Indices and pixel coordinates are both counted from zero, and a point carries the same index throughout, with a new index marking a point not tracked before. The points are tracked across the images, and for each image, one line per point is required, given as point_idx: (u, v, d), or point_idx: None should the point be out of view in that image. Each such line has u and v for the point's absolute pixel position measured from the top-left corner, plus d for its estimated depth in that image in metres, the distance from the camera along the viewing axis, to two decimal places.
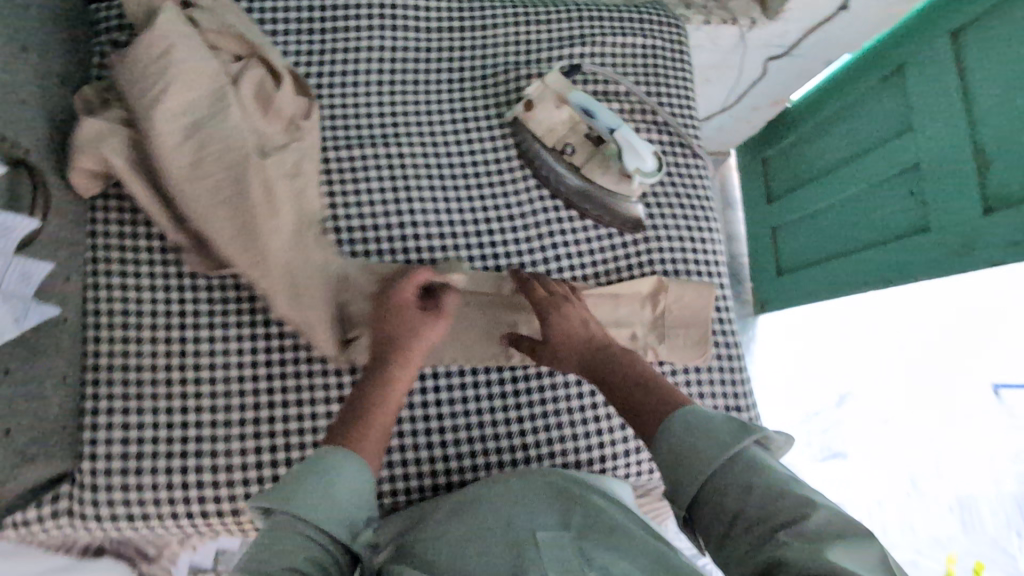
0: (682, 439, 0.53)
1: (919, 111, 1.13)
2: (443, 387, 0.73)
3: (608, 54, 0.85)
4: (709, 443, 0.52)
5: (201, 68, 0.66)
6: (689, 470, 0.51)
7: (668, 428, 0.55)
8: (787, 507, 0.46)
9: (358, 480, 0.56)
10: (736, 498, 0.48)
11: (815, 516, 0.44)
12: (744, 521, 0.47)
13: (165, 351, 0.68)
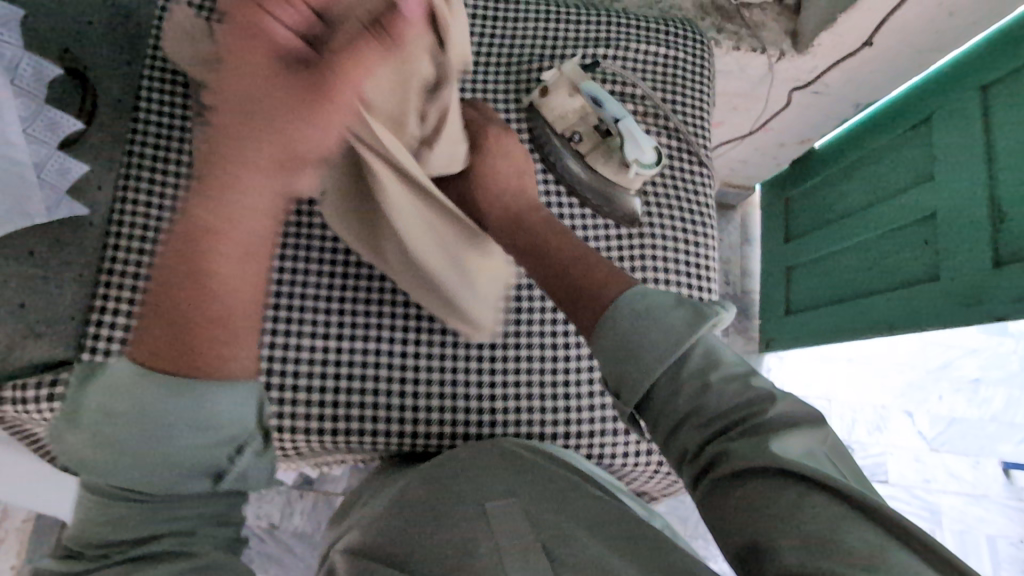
0: (628, 331, 0.51)
1: (942, 162, 1.14)
2: (423, 341, 0.77)
3: (629, 58, 0.89)
4: (657, 342, 0.49)
5: None
6: (633, 374, 0.49)
7: (606, 330, 0.52)
8: (741, 405, 0.47)
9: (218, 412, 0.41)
10: (687, 391, 0.48)
11: (768, 410, 0.46)
12: (698, 416, 0.47)
13: None
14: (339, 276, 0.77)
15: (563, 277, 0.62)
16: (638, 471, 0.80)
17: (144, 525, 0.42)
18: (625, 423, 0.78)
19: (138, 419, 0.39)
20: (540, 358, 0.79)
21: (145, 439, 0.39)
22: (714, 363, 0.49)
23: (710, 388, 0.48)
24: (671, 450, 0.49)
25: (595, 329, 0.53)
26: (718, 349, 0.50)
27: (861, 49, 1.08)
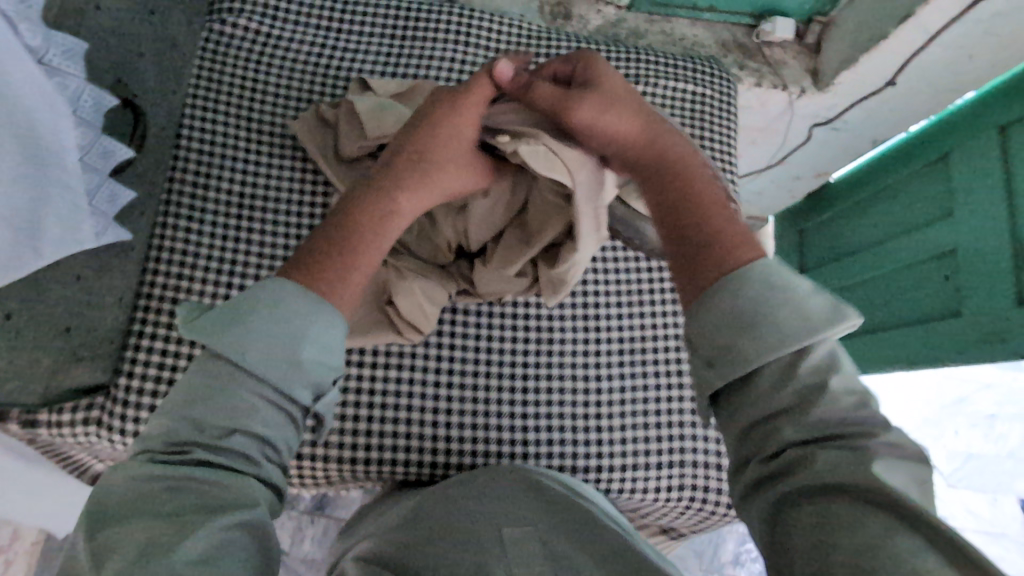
0: (740, 308, 0.48)
1: (962, 198, 1.15)
2: (456, 372, 0.77)
3: (658, 95, 0.91)
4: (775, 323, 0.47)
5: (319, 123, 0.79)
6: (736, 352, 0.47)
7: (716, 289, 0.49)
8: (848, 429, 0.44)
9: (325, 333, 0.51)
10: (783, 398, 0.45)
11: (874, 439, 0.43)
12: (789, 430, 0.44)
13: (212, 291, 0.74)
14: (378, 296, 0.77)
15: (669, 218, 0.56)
16: (669, 507, 0.79)
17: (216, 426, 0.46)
18: (656, 457, 0.78)
19: (263, 321, 0.50)
20: (573, 390, 0.79)
21: (251, 334, 0.49)
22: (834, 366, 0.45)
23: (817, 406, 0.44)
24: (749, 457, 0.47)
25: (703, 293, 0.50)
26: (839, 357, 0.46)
27: (880, 89, 1.10)
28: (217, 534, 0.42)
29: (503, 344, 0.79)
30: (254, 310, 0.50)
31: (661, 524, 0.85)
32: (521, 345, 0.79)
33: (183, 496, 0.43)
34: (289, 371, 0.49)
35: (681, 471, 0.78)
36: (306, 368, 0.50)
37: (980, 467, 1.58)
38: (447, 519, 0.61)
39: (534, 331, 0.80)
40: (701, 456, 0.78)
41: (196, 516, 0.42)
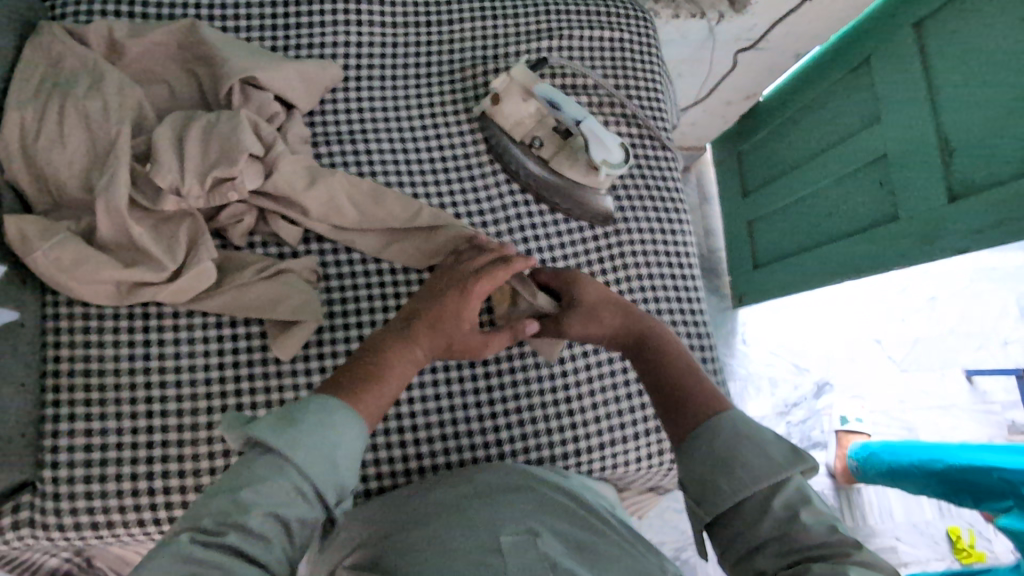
0: (731, 447, 0.52)
1: (888, 103, 1.14)
2: (416, 386, 0.74)
3: (576, 47, 0.85)
4: (759, 456, 0.51)
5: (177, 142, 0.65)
6: (720, 482, 0.51)
7: (704, 433, 0.54)
8: (825, 542, 0.47)
9: (351, 436, 0.52)
10: (769, 521, 0.49)
11: (850, 554, 0.45)
12: (774, 552, 0.48)
13: (128, 354, 0.66)
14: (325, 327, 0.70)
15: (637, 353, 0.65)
16: (653, 470, 0.79)
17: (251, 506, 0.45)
18: (632, 428, 0.78)
19: (301, 430, 0.50)
20: (538, 379, 0.77)
21: (301, 445, 0.49)
22: (809, 501, 0.49)
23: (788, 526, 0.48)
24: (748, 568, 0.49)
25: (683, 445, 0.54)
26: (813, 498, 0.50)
27: (799, 3, 1.07)
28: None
29: None
30: (301, 422, 0.50)
31: (648, 486, 0.86)
32: None
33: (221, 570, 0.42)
34: (325, 479, 0.50)
35: (658, 434, 0.78)
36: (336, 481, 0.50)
37: (925, 349, 1.67)
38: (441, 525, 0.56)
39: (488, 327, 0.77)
40: None
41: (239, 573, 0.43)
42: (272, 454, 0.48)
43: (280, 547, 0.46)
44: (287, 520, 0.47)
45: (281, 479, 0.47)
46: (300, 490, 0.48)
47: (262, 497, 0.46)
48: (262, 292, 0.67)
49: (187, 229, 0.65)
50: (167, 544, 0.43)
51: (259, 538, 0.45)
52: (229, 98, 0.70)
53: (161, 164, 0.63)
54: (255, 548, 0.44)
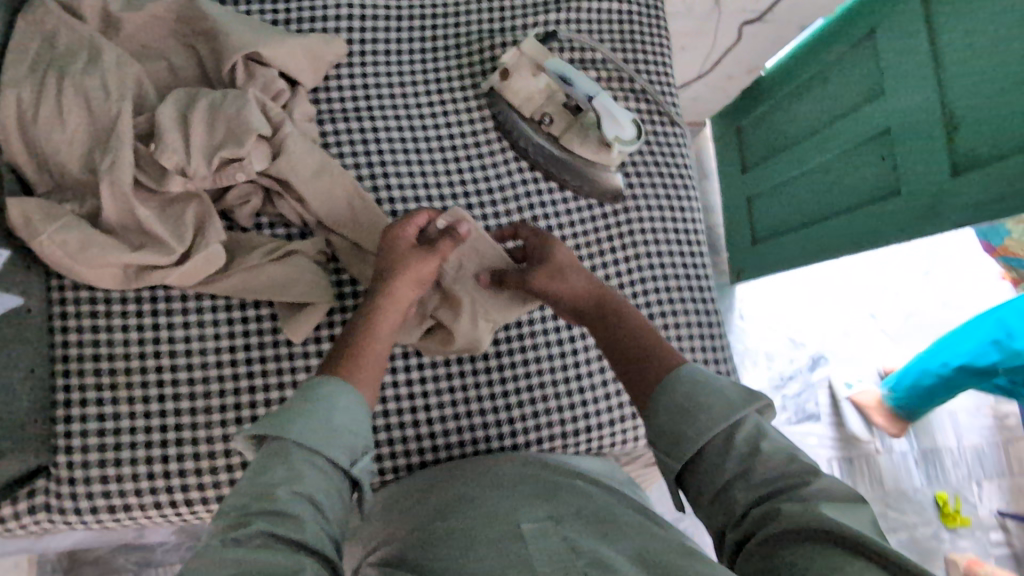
0: (693, 393, 0.55)
1: (892, 76, 1.13)
2: (428, 367, 0.75)
3: (585, 19, 0.83)
4: (723, 404, 0.54)
5: (179, 121, 0.63)
6: (689, 432, 0.53)
7: (664, 388, 0.56)
8: (788, 476, 0.50)
9: (348, 398, 0.55)
10: (740, 468, 0.52)
11: (810, 484, 0.49)
12: (749, 499, 0.50)
13: (137, 338, 0.65)
14: (336, 310, 0.70)
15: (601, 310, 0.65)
16: None
17: (276, 486, 0.48)
18: None
19: (299, 412, 0.53)
20: (549, 358, 0.78)
21: (297, 426, 0.52)
22: (764, 433, 0.52)
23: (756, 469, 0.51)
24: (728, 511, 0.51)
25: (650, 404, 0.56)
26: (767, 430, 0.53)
27: None
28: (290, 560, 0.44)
29: None
30: (293, 405, 0.53)
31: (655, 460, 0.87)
32: None
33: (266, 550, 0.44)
34: (337, 447, 0.52)
35: None
36: (343, 444, 0.53)
37: (920, 323, 1.68)
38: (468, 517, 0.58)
39: None
40: None
41: (285, 550, 0.44)
42: (276, 442, 0.51)
43: (314, 521, 0.48)
44: (310, 495, 0.49)
45: (289, 459, 0.50)
46: (315, 465, 0.51)
47: (279, 477, 0.49)
48: (271, 276, 0.66)
49: (195, 212, 0.64)
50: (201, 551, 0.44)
51: (287, 515, 0.47)
52: (232, 75, 0.68)
53: (166, 144, 0.61)
54: (284, 525, 0.46)
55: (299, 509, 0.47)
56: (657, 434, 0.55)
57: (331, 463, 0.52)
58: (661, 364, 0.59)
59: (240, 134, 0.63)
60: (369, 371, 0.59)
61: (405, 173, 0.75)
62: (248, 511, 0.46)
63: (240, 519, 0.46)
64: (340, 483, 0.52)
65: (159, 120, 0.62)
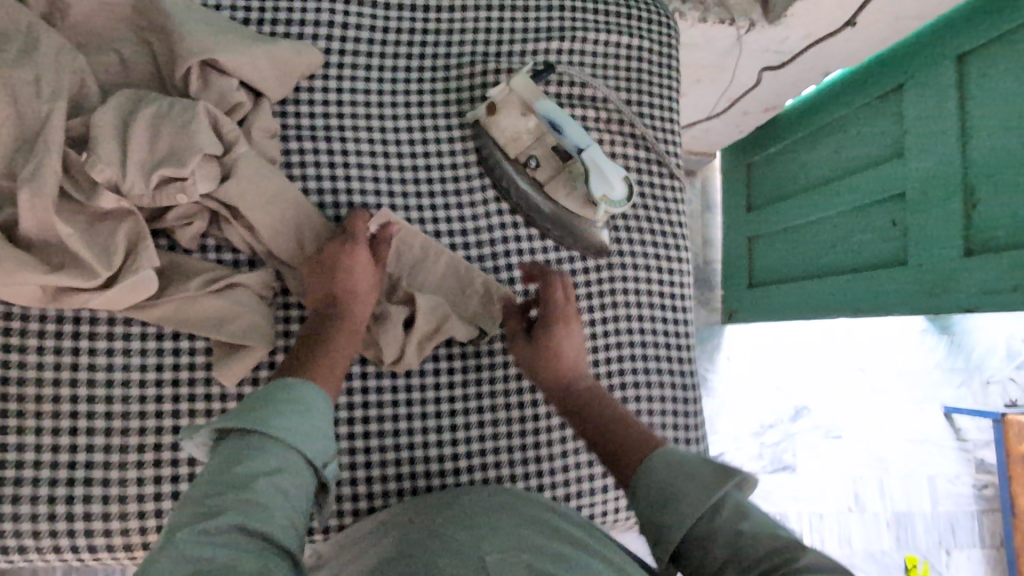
0: (668, 481, 0.53)
1: (914, 136, 1.04)
2: (374, 418, 0.67)
3: (588, 52, 0.77)
4: (697, 484, 0.51)
5: (117, 128, 0.56)
6: (671, 517, 0.51)
7: (649, 465, 0.55)
8: (775, 546, 0.46)
9: (319, 396, 0.54)
10: (726, 540, 0.48)
11: (802, 556, 0.44)
12: (733, 569, 0.47)
13: (53, 363, 0.59)
14: (279, 348, 0.64)
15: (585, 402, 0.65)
16: (618, 524, 0.74)
17: (252, 478, 0.46)
18: (604, 480, 0.71)
19: (273, 405, 0.51)
20: (507, 421, 0.70)
21: (276, 417, 0.50)
22: (743, 512, 0.49)
23: (738, 542, 0.48)
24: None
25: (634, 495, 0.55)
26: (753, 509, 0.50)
27: (836, 22, 0.98)
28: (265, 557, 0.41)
29: (425, 380, 0.68)
30: (271, 397, 0.51)
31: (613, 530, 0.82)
32: (445, 377, 0.69)
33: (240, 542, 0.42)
34: (311, 442, 0.51)
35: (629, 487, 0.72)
36: (318, 440, 0.52)
37: (909, 383, 1.62)
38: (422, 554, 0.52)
39: (459, 359, 0.70)
40: None
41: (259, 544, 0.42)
42: (248, 433, 0.49)
43: (282, 514, 0.46)
44: (284, 488, 0.47)
45: (268, 449, 0.48)
46: (290, 460, 0.49)
47: (257, 466, 0.47)
48: (208, 308, 0.60)
49: (127, 230, 0.57)
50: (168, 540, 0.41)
51: (258, 505, 0.45)
52: (188, 81, 0.62)
53: (99, 154, 0.55)
54: (257, 516, 0.44)
55: (272, 502, 0.45)
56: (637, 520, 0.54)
57: (306, 461, 0.51)
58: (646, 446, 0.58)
59: (184, 153, 0.57)
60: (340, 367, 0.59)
61: (373, 204, 0.69)
62: (218, 500, 0.44)
63: (213, 510, 0.43)
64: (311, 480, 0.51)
65: (94, 125, 0.55)
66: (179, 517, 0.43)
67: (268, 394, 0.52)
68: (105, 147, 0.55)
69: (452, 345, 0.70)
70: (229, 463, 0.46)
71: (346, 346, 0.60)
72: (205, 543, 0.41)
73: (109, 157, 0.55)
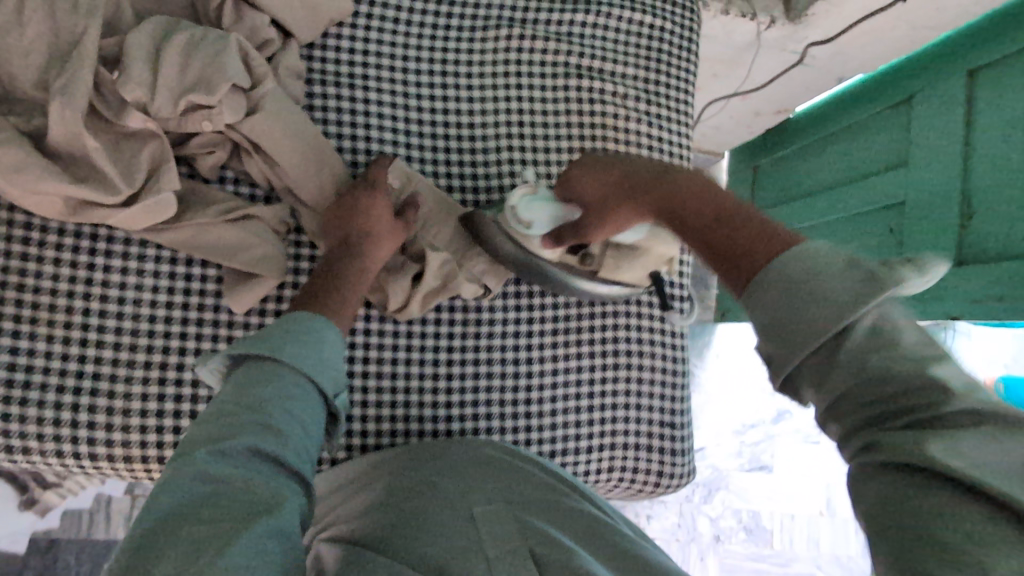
0: (796, 289, 0.42)
1: (917, 147, 1.05)
2: (373, 361, 0.69)
3: (611, 28, 0.79)
4: (833, 299, 0.40)
5: (149, 49, 0.57)
6: (798, 337, 0.41)
7: (759, 282, 0.44)
8: (920, 389, 0.37)
9: (331, 333, 0.54)
10: (852, 372, 0.39)
11: (947, 404, 0.36)
12: (852, 402, 0.39)
13: (69, 275, 0.60)
14: (288, 284, 0.66)
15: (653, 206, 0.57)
16: (598, 486, 0.76)
17: (264, 404, 0.46)
18: (589, 440, 0.74)
19: (287, 336, 0.51)
20: (501, 376, 0.72)
21: (290, 350, 0.50)
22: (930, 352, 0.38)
23: (892, 358, 0.38)
24: (831, 427, 0.41)
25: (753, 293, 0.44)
26: (896, 317, 0.40)
27: (854, 26, 1.00)
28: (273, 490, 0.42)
29: (426, 329, 0.70)
30: (286, 329, 0.52)
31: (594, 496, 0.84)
32: (445, 328, 0.71)
33: (251, 472, 0.42)
34: (324, 374, 0.51)
35: (612, 450, 0.75)
36: (329, 374, 0.52)
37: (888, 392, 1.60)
38: (419, 505, 0.56)
39: (461, 312, 0.72)
40: (631, 437, 0.75)
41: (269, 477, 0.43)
42: (262, 360, 0.49)
43: (297, 441, 0.46)
44: (297, 415, 0.48)
45: (280, 377, 0.48)
46: (302, 387, 0.49)
47: (271, 394, 0.47)
48: (224, 237, 0.62)
49: (151, 153, 0.59)
50: (181, 461, 0.42)
51: (273, 432, 0.45)
52: (222, 13, 0.63)
53: (130, 73, 0.56)
54: (269, 440, 0.45)
55: (287, 428, 0.46)
56: (755, 323, 0.44)
57: (318, 390, 0.51)
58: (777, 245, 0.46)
59: (214, 80, 0.58)
60: (357, 302, 0.61)
61: (390, 153, 0.71)
62: (232, 425, 0.44)
63: (224, 435, 0.44)
64: (321, 408, 0.51)
65: (128, 44, 0.57)
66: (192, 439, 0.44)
67: (282, 326, 0.52)
68: (137, 66, 0.56)
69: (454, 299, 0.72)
70: (242, 390, 0.47)
71: (360, 280, 0.61)
72: (221, 466, 0.42)
73: (140, 75, 0.56)
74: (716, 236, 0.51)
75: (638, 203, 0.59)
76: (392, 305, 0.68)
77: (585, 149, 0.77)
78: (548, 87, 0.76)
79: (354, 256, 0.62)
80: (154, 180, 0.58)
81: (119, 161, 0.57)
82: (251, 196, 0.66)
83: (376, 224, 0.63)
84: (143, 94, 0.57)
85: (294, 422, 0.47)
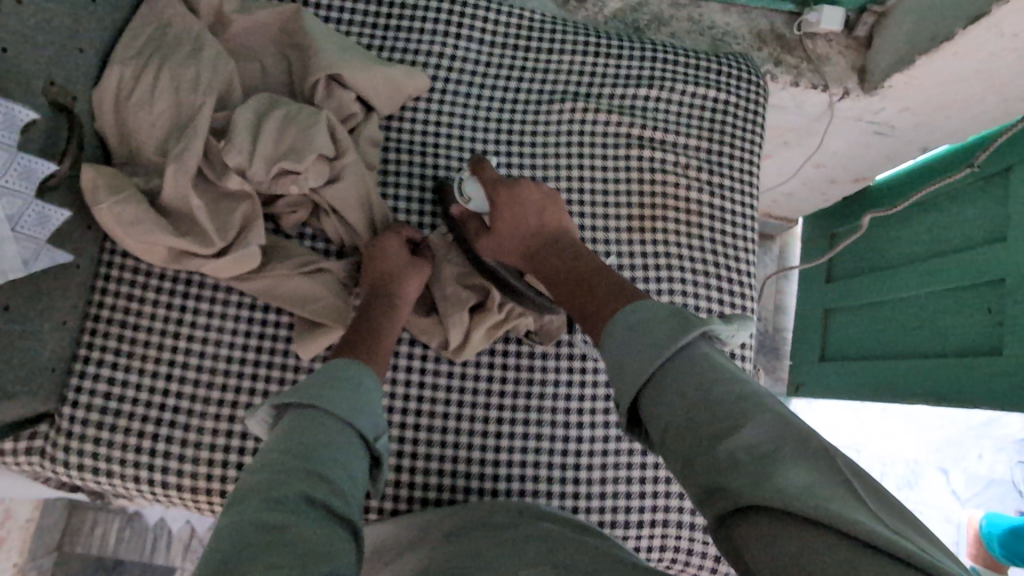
0: (628, 336, 0.49)
1: (1018, 221, 0.97)
2: (425, 413, 0.70)
3: (674, 101, 0.81)
4: (654, 344, 0.47)
5: (251, 121, 0.66)
6: (627, 381, 0.47)
7: (610, 330, 0.51)
8: (720, 406, 0.42)
9: (367, 382, 0.57)
10: (671, 402, 0.44)
11: (741, 431, 0.40)
12: (673, 438, 0.43)
13: (163, 315, 0.68)
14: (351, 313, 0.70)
15: (547, 262, 0.66)
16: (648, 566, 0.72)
17: (315, 455, 0.48)
18: (639, 515, 0.70)
19: (329, 384, 0.54)
20: (551, 438, 0.71)
21: (333, 399, 0.53)
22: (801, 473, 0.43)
23: (703, 391, 0.43)
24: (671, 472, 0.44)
25: (603, 337, 0.52)
26: (718, 360, 0.45)
27: (935, 97, 0.97)
28: (326, 539, 0.43)
29: (477, 384, 0.71)
30: (328, 381, 0.54)
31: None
32: (497, 385, 0.72)
33: (301, 520, 0.43)
34: (364, 419, 0.53)
35: (664, 529, 0.70)
36: (368, 422, 0.53)
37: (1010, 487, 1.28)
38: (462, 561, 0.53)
39: (512, 370, 0.72)
40: (687, 515, 0.71)
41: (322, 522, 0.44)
42: (307, 411, 0.52)
43: (345, 489, 0.48)
44: (342, 464, 0.49)
45: (323, 426, 0.50)
46: (345, 439, 0.51)
47: (318, 441, 0.49)
48: (298, 288, 0.67)
49: (243, 212, 0.66)
50: (237, 506, 0.43)
51: (320, 478, 0.46)
52: (315, 90, 0.71)
53: (234, 143, 0.64)
54: (319, 488, 0.46)
55: (332, 474, 0.47)
56: (606, 361, 0.50)
57: (358, 433, 0.52)
58: (624, 299, 0.54)
59: (302, 148, 0.65)
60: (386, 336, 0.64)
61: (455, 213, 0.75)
62: (281, 472, 0.46)
63: (278, 481, 0.45)
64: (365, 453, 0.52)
65: (235, 116, 0.65)
66: (243, 486, 0.45)
67: (322, 377, 0.54)
68: (239, 136, 0.64)
69: (507, 354, 0.73)
70: (292, 439, 0.49)
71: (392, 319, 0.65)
72: (278, 512, 0.42)
73: (241, 142, 0.64)
74: (583, 297, 0.59)
75: (536, 258, 0.67)
76: (452, 344, 0.69)
77: (644, 215, 0.78)
78: (608, 155, 0.79)
79: (387, 302, 0.65)
80: (241, 235, 0.65)
81: (215, 218, 0.65)
82: (325, 250, 0.72)
83: (397, 264, 0.67)
84: (242, 159, 0.64)
85: (338, 473, 0.48)
